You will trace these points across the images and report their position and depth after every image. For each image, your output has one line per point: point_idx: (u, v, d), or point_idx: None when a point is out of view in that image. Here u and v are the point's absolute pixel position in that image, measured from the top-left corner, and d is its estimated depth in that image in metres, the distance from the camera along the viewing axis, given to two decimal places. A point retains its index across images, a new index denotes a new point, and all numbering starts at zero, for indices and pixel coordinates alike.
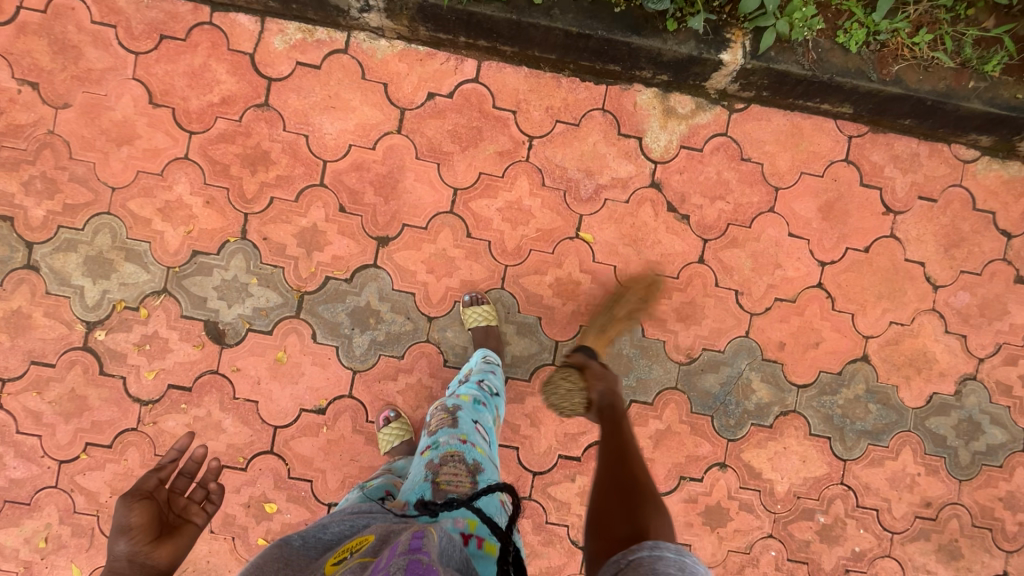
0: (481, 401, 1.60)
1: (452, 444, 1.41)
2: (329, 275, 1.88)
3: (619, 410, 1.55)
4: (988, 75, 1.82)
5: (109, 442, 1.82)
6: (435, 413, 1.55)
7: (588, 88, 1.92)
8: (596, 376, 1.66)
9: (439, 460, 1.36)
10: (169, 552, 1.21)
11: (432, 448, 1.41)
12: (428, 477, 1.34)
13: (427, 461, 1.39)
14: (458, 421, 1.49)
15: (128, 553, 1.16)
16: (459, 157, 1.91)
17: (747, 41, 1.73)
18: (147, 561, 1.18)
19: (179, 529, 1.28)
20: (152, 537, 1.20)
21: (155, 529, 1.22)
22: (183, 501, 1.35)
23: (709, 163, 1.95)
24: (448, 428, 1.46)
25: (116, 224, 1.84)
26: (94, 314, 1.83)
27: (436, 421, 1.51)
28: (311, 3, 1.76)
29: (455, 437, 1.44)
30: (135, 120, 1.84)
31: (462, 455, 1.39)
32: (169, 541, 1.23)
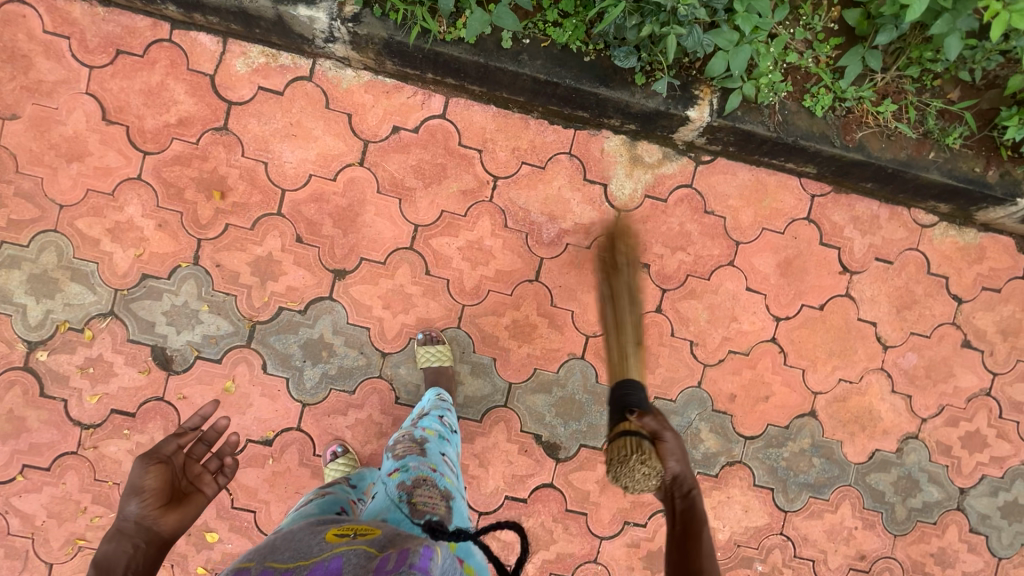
0: (446, 435, 1.53)
1: (424, 469, 1.34)
2: (282, 306, 1.86)
3: (696, 503, 1.50)
4: (948, 147, 1.84)
5: (47, 465, 1.79)
6: (399, 440, 1.46)
7: (556, 131, 1.90)
8: (671, 454, 1.53)
9: (412, 483, 1.29)
10: (175, 520, 1.25)
11: (402, 471, 1.33)
12: (402, 498, 1.26)
13: (397, 482, 1.30)
14: (426, 449, 1.41)
15: (137, 516, 1.21)
16: (422, 194, 1.88)
17: (715, 99, 1.72)
18: (153, 525, 1.22)
19: (188, 498, 1.30)
20: (162, 505, 1.24)
21: (166, 496, 1.25)
22: (198, 469, 1.36)
23: (672, 215, 1.95)
24: (418, 455, 1.38)
25: (63, 243, 1.79)
26: (36, 334, 1.78)
27: (402, 446, 1.42)
28: (275, 29, 1.71)
29: (425, 464, 1.36)
30: (86, 137, 1.78)
31: (435, 481, 1.33)
32: (178, 508, 1.26)
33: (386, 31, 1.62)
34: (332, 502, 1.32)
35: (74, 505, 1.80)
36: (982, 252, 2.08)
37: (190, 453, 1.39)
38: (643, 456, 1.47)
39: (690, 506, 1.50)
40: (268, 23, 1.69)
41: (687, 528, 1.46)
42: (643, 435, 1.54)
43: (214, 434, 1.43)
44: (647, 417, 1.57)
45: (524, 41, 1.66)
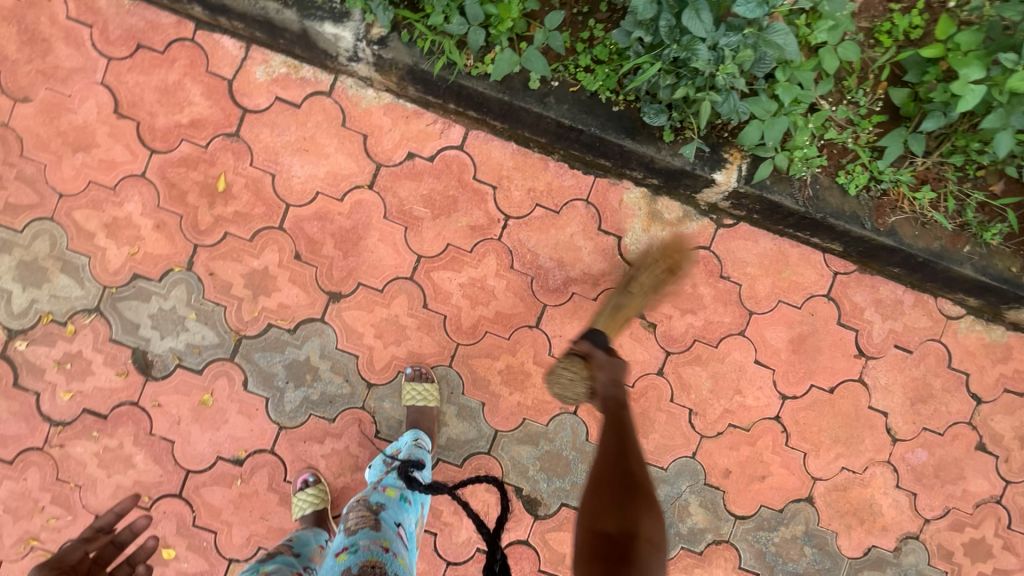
0: (408, 499, 1.47)
1: (374, 551, 1.28)
2: (272, 322, 1.80)
3: (623, 401, 1.43)
4: (985, 242, 1.75)
5: (11, 458, 1.75)
6: (355, 509, 1.41)
7: (575, 176, 1.83)
8: (601, 366, 1.48)
9: (358, 570, 1.24)
10: None
11: (350, 553, 1.28)
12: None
13: (343, 568, 1.25)
14: (380, 523, 1.35)
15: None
16: (429, 224, 1.81)
17: (744, 165, 1.64)
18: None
19: None
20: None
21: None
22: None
23: (686, 276, 1.87)
24: (370, 530, 1.33)
25: (58, 233, 1.75)
26: (18, 322, 1.74)
27: (355, 518, 1.37)
28: (299, 42, 1.67)
29: (377, 543, 1.30)
30: (95, 128, 1.74)
31: (386, 565, 1.26)
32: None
33: (411, 58, 1.57)
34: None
35: (32, 502, 1.75)
36: (1008, 352, 1.97)
37: (95, 560, 1.32)
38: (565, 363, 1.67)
39: (618, 406, 1.42)
40: (293, 35, 1.64)
41: (611, 423, 1.40)
42: (578, 353, 1.58)
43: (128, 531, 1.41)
44: (584, 340, 1.58)
45: (552, 84, 1.60)
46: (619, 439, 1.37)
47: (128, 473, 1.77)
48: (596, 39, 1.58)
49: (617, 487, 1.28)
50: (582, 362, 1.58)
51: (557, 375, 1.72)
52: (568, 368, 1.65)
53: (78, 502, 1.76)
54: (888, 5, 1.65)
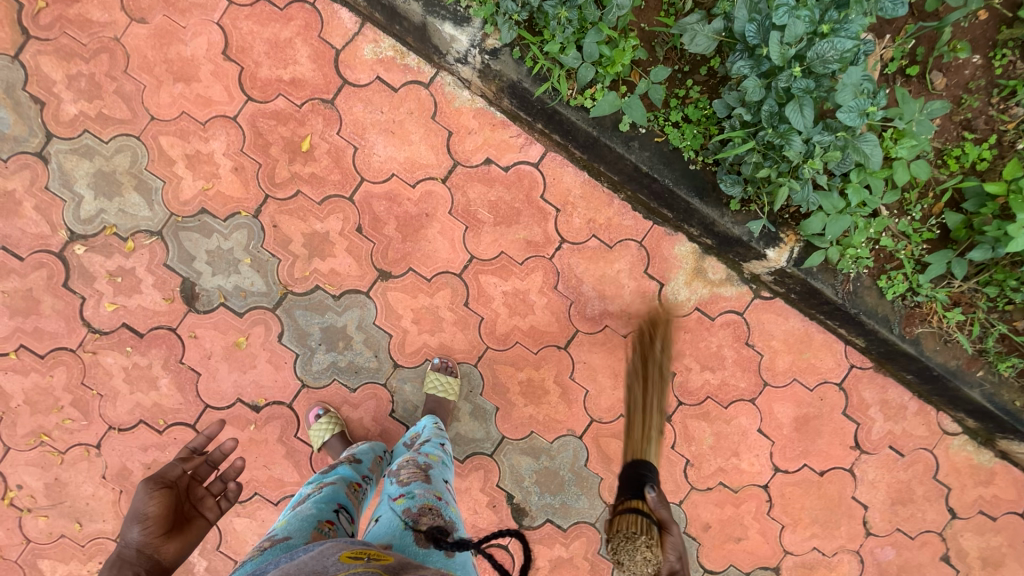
0: (447, 463, 1.53)
1: (430, 498, 1.33)
2: (319, 285, 1.87)
3: None
4: (998, 372, 1.84)
5: (42, 353, 1.80)
6: (404, 465, 1.45)
7: (635, 217, 1.91)
8: (676, 547, 1.36)
9: (418, 511, 1.27)
10: (175, 548, 1.29)
11: (408, 497, 1.31)
12: (407, 526, 1.24)
13: (402, 509, 1.29)
14: (431, 477, 1.40)
15: (139, 542, 1.25)
16: (489, 229, 1.89)
17: (797, 248, 1.73)
18: (154, 554, 1.26)
19: (190, 523, 1.35)
20: (165, 531, 1.28)
21: (169, 521, 1.29)
22: (201, 493, 1.42)
23: (714, 334, 1.96)
24: (423, 482, 1.38)
25: (140, 152, 1.81)
26: (82, 227, 1.80)
27: (407, 473, 1.41)
28: (414, 32, 1.75)
29: (430, 492, 1.35)
30: (201, 63, 1.81)
31: (441, 510, 1.31)
32: (179, 535, 1.30)
33: (517, 75, 1.65)
34: (332, 496, 1.36)
35: (52, 400, 1.81)
36: (991, 477, 2.05)
37: (194, 475, 1.44)
38: (642, 524, 1.35)
39: None
40: (411, 25, 1.72)
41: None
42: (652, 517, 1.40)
43: (220, 456, 1.49)
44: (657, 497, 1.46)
45: (640, 130, 1.68)
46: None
47: (150, 394, 1.83)
48: (690, 99, 1.66)
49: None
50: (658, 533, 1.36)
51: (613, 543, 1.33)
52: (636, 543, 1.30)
53: (96, 410, 1.82)
54: (962, 133, 1.74)
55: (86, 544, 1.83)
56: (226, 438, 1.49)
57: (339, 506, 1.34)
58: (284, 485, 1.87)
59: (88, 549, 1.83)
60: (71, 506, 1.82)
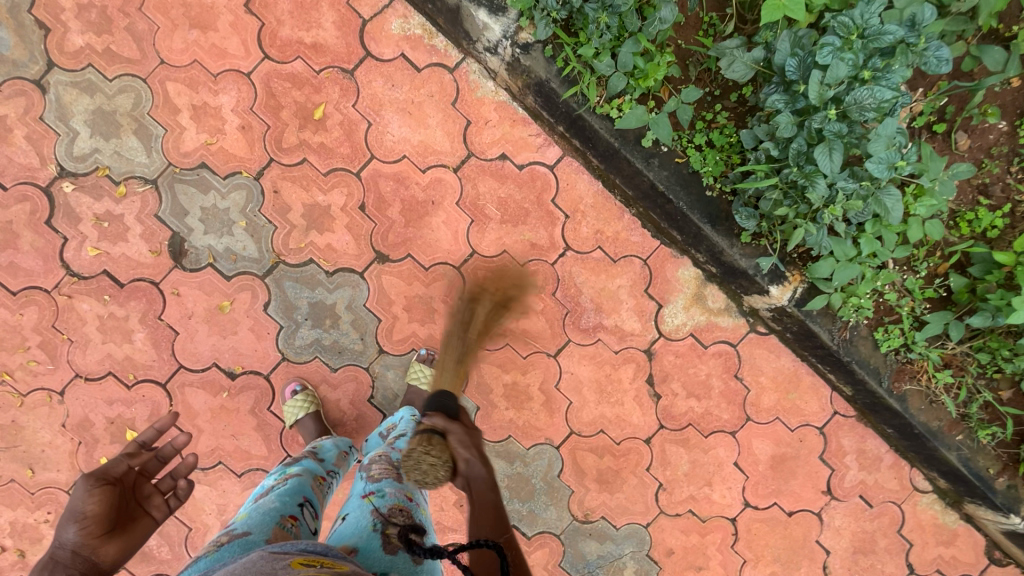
0: None
1: (400, 498, 1.30)
2: (314, 259, 1.81)
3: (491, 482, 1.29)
4: (976, 437, 1.85)
5: (14, 290, 1.73)
6: (376, 460, 1.41)
7: (643, 235, 1.88)
8: (459, 442, 1.33)
9: (387, 513, 1.25)
10: (114, 550, 1.23)
11: (377, 496, 1.29)
12: (375, 527, 1.23)
13: (371, 509, 1.26)
14: (403, 475, 1.36)
15: (74, 543, 1.18)
16: (494, 226, 1.85)
17: (800, 288, 1.71)
18: (91, 556, 1.20)
19: (134, 522, 1.29)
20: (103, 532, 1.21)
21: (109, 522, 1.23)
22: (148, 490, 1.35)
23: (704, 363, 1.94)
24: (394, 480, 1.34)
25: (144, 95, 1.74)
26: (73, 165, 1.72)
27: (378, 468, 1.36)
28: (446, 14, 1.69)
29: (402, 492, 1.32)
30: (220, 13, 1.73)
31: (412, 511, 1.29)
32: (120, 537, 1.24)
33: (546, 74, 1.61)
34: (297, 490, 1.32)
35: (20, 339, 1.73)
36: (953, 537, 2.06)
37: (142, 471, 1.37)
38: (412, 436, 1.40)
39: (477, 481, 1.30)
40: (444, 6, 1.67)
41: (485, 509, 1.25)
42: (433, 429, 1.36)
43: (172, 450, 1.40)
44: (435, 413, 1.39)
45: (662, 148, 1.65)
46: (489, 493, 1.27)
47: (123, 346, 1.76)
48: (716, 124, 1.63)
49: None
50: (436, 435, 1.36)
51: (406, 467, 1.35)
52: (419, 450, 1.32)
53: (64, 356, 1.75)
54: (977, 197, 1.73)
55: (36, 492, 1.77)
56: (178, 433, 1.41)
57: (304, 501, 1.30)
58: (251, 458, 1.82)
59: (38, 497, 1.77)
60: (25, 451, 1.76)
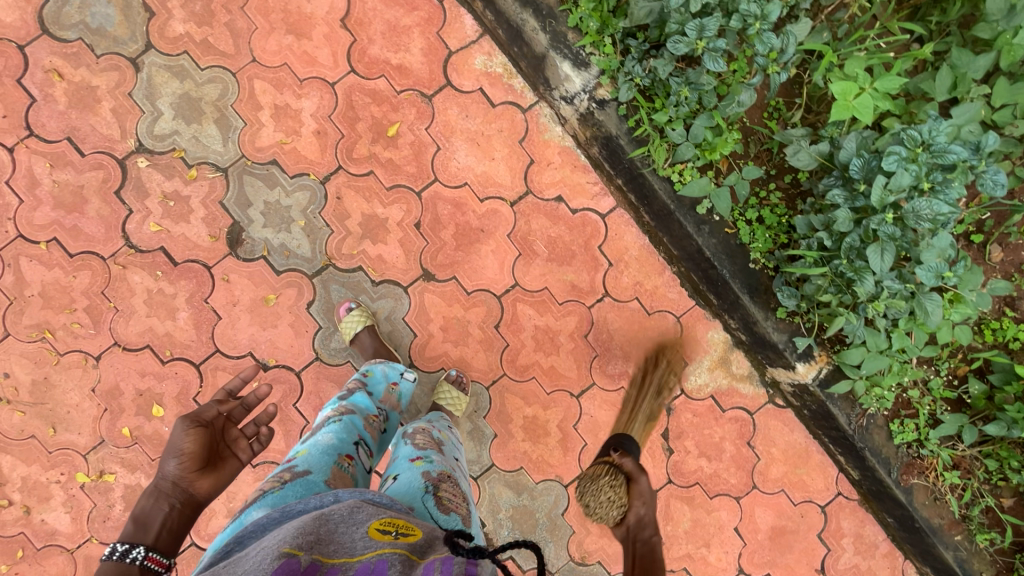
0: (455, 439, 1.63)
1: (445, 467, 1.41)
2: (363, 267, 1.87)
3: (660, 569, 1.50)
4: (974, 540, 1.89)
5: (72, 252, 1.77)
6: (418, 433, 1.53)
7: (680, 293, 1.93)
8: (640, 495, 1.67)
9: (437, 476, 1.35)
10: (208, 484, 1.32)
11: (426, 462, 1.39)
12: (428, 490, 1.30)
13: (421, 471, 1.35)
14: (443, 449, 1.49)
15: (175, 476, 1.29)
16: (540, 262, 1.91)
17: (825, 369, 1.77)
18: (188, 488, 1.29)
19: (223, 462, 1.37)
20: (199, 468, 1.31)
21: (203, 459, 1.32)
22: (236, 434, 1.43)
23: (720, 425, 1.98)
24: (437, 452, 1.46)
25: (231, 88, 1.81)
26: (151, 142, 1.79)
27: (422, 440, 1.48)
28: (531, 59, 1.78)
29: (445, 461, 1.43)
30: (317, 24, 1.83)
31: (456, 478, 1.40)
32: (213, 473, 1.33)
33: (617, 130, 1.70)
34: (351, 429, 1.48)
35: (68, 300, 1.77)
36: None
37: (229, 417, 1.46)
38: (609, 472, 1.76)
39: (650, 553, 1.57)
40: (530, 52, 1.76)
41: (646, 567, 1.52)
42: (622, 472, 1.72)
43: (255, 400, 1.51)
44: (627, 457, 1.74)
45: (714, 216, 1.73)
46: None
47: (165, 323, 1.81)
48: (768, 201, 1.70)
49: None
50: (626, 484, 1.70)
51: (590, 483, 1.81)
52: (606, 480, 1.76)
53: (107, 323, 1.79)
54: (1004, 308, 1.79)
55: (53, 451, 1.79)
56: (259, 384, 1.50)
57: (359, 440, 1.47)
58: (268, 450, 1.85)
59: (54, 457, 1.79)
60: (51, 410, 1.78)
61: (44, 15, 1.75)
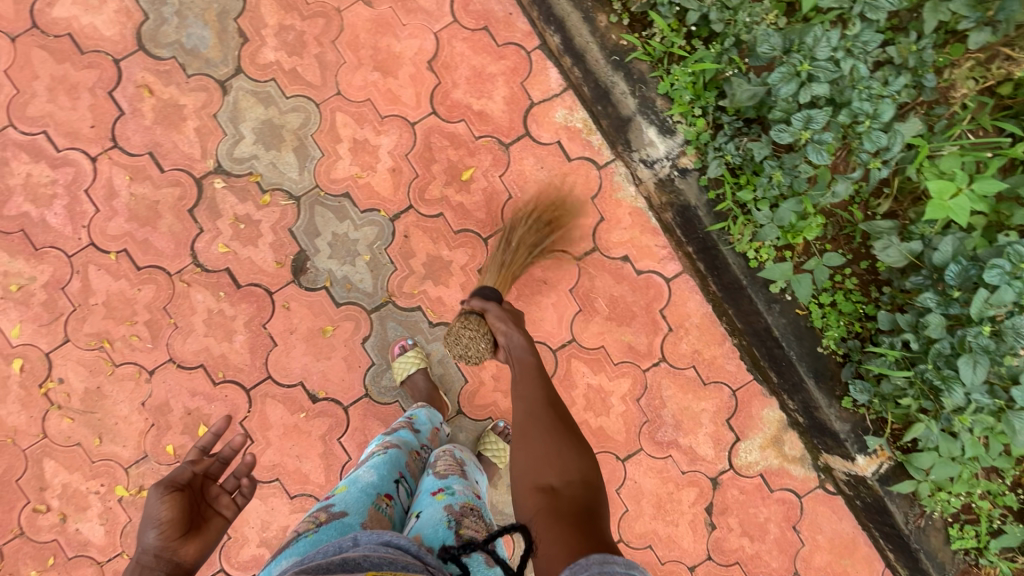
0: (479, 466, 1.52)
1: (468, 497, 1.31)
2: (421, 307, 1.85)
3: (532, 352, 1.44)
4: None
5: (140, 265, 1.78)
6: (442, 457, 1.43)
7: (739, 366, 1.88)
8: (498, 318, 1.48)
9: (460, 510, 1.24)
10: (195, 550, 1.14)
11: (448, 494, 1.28)
12: (450, 524, 1.20)
13: (443, 505, 1.24)
14: (467, 476, 1.39)
15: (156, 547, 1.10)
16: (599, 321, 1.88)
17: (886, 464, 1.71)
18: (173, 557, 1.11)
19: (207, 523, 1.19)
20: (182, 533, 1.13)
21: (186, 524, 1.14)
22: (216, 491, 1.26)
23: (766, 506, 1.91)
24: (461, 479, 1.35)
25: (313, 118, 1.83)
26: (230, 165, 1.81)
27: (444, 465, 1.38)
28: (614, 119, 1.78)
29: (469, 491, 1.33)
30: (405, 64, 1.84)
31: (480, 511, 1.29)
32: (199, 536, 1.15)
33: (696, 201, 1.69)
34: (394, 465, 1.35)
35: (129, 311, 1.78)
36: None
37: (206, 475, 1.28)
38: (463, 319, 1.56)
39: (523, 359, 1.44)
40: (615, 113, 1.75)
41: (523, 373, 1.42)
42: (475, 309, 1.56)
43: (231, 453, 1.30)
44: (476, 298, 1.57)
45: (786, 296, 1.69)
46: (543, 387, 1.38)
47: (222, 344, 1.80)
48: (842, 286, 1.65)
49: (580, 526, 1.09)
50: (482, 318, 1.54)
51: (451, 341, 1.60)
52: (465, 327, 1.54)
53: (164, 338, 1.79)
54: None
55: (96, 461, 1.78)
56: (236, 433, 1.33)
57: (400, 477, 1.34)
58: (307, 482, 1.82)
59: (96, 467, 1.78)
60: (99, 419, 1.78)
61: (142, 32, 1.79)
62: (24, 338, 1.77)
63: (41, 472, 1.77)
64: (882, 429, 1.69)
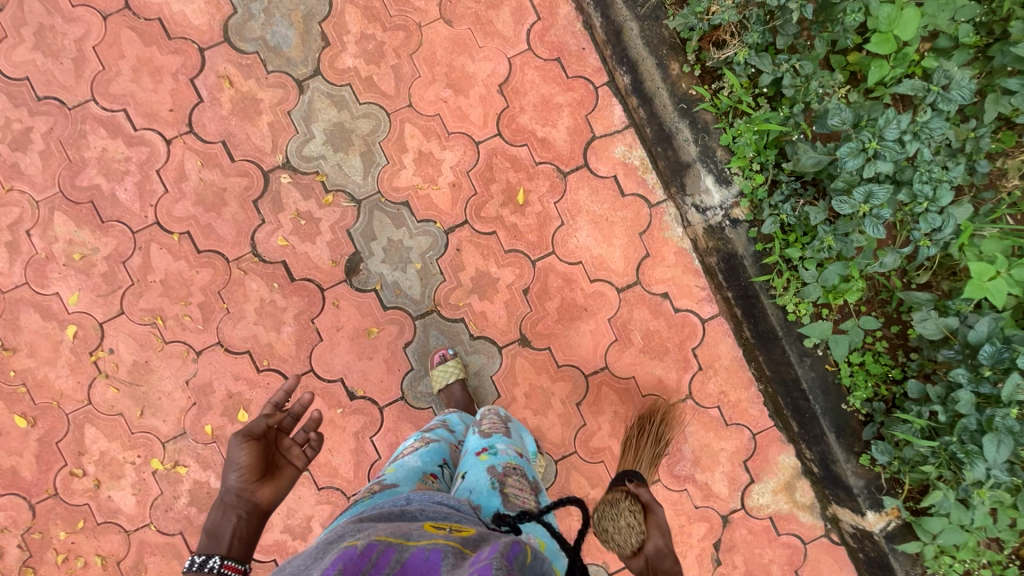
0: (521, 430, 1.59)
1: (511, 455, 1.37)
2: (465, 320, 1.92)
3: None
4: None
5: (201, 248, 1.84)
6: (486, 416, 1.51)
7: (761, 411, 1.96)
8: (661, 525, 1.33)
9: (503, 471, 1.30)
10: (270, 493, 1.26)
11: (491, 454, 1.35)
12: (495, 486, 1.27)
13: (487, 465, 1.32)
14: (510, 433, 1.46)
15: (237, 487, 1.23)
16: (634, 352, 1.94)
17: (893, 522, 1.76)
18: (251, 498, 1.24)
19: (280, 470, 1.31)
20: (258, 478, 1.25)
21: (261, 469, 1.26)
22: (288, 442, 1.36)
23: (772, 548, 1.97)
24: (503, 438, 1.42)
25: (383, 126, 1.89)
26: (298, 162, 1.87)
27: (488, 426, 1.46)
28: (672, 162, 1.85)
29: (511, 449, 1.39)
30: (477, 84, 1.91)
31: (523, 470, 1.36)
32: (272, 482, 1.28)
33: (743, 251, 1.76)
34: (438, 453, 1.41)
35: (185, 292, 1.84)
36: None
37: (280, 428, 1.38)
38: (623, 500, 1.37)
39: None
40: (675, 157, 1.83)
41: None
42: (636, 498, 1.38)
43: (301, 409, 1.39)
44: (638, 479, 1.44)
45: (818, 350, 1.75)
46: None
47: (269, 333, 1.86)
48: (873, 348, 1.72)
49: None
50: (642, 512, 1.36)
51: (599, 510, 1.40)
52: (626, 514, 1.34)
53: (215, 321, 1.85)
54: None
55: (135, 433, 1.83)
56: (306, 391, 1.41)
57: (443, 462, 1.39)
58: (335, 475, 1.88)
59: (135, 438, 1.83)
60: (144, 393, 1.83)
61: (229, 24, 1.85)
62: (80, 306, 1.83)
63: (81, 437, 1.83)
64: (897, 489, 1.75)
